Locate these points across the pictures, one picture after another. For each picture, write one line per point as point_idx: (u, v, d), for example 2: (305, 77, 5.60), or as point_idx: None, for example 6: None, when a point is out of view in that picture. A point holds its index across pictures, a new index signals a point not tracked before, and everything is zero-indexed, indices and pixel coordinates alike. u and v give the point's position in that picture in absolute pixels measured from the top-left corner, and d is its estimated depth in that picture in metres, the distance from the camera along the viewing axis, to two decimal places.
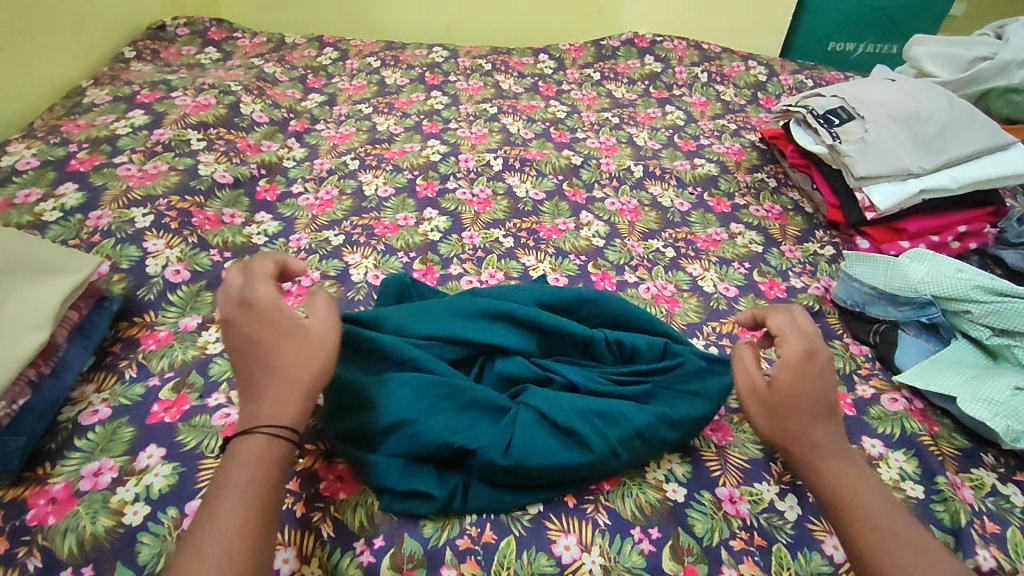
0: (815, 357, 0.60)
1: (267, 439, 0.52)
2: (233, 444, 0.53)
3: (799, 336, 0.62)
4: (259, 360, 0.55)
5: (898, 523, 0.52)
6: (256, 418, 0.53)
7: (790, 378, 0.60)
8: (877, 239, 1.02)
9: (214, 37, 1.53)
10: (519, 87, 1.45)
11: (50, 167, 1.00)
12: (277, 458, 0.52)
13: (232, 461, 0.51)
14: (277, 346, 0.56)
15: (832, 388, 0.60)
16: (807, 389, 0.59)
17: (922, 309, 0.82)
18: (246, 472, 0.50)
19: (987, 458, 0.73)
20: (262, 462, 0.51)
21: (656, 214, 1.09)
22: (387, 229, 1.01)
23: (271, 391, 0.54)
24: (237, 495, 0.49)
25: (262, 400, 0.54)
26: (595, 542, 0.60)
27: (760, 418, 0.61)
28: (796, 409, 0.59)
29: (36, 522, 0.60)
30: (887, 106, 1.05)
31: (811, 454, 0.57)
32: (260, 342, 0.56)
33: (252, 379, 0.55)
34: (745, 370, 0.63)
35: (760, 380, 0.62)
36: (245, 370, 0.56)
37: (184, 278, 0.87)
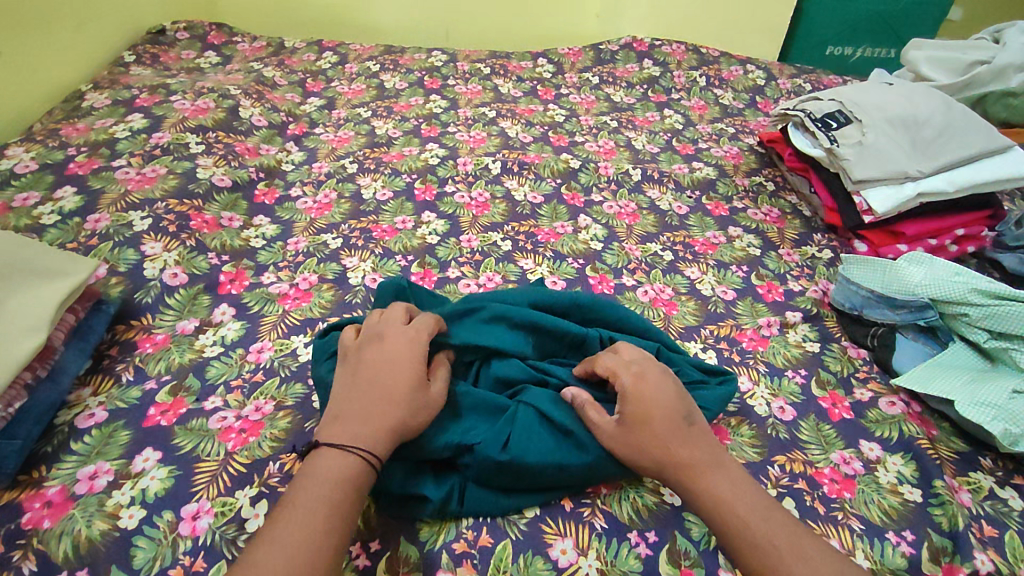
0: (647, 378, 0.60)
1: (361, 462, 0.53)
2: (326, 452, 0.53)
3: (625, 367, 0.62)
4: (378, 387, 0.57)
5: (779, 533, 0.52)
6: (356, 438, 0.54)
7: (636, 410, 0.58)
8: (874, 242, 1.02)
9: (213, 41, 1.53)
10: (518, 91, 1.45)
11: (48, 170, 1.00)
12: (363, 486, 0.52)
13: (322, 473, 0.52)
14: (403, 382, 0.57)
15: (676, 403, 0.59)
16: (657, 414, 0.58)
17: (919, 312, 0.82)
18: (334, 489, 0.51)
19: (985, 461, 0.72)
20: (351, 483, 0.52)
21: (654, 217, 1.09)
22: (385, 232, 1.01)
23: (380, 419, 0.55)
24: (325, 512, 0.49)
25: (368, 422, 0.55)
26: (592, 546, 0.60)
27: (627, 457, 0.58)
28: (653, 437, 0.57)
29: (31, 526, 0.60)
30: (885, 110, 1.05)
31: (686, 478, 0.56)
32: (387, 372, 0.58)
33: (365, 401, 0.56)
34: (593, 411, 0.61)
35: (610, 421, 0.60)
36: (362, 391, 0.57)
37: (181, 280, 0.87)
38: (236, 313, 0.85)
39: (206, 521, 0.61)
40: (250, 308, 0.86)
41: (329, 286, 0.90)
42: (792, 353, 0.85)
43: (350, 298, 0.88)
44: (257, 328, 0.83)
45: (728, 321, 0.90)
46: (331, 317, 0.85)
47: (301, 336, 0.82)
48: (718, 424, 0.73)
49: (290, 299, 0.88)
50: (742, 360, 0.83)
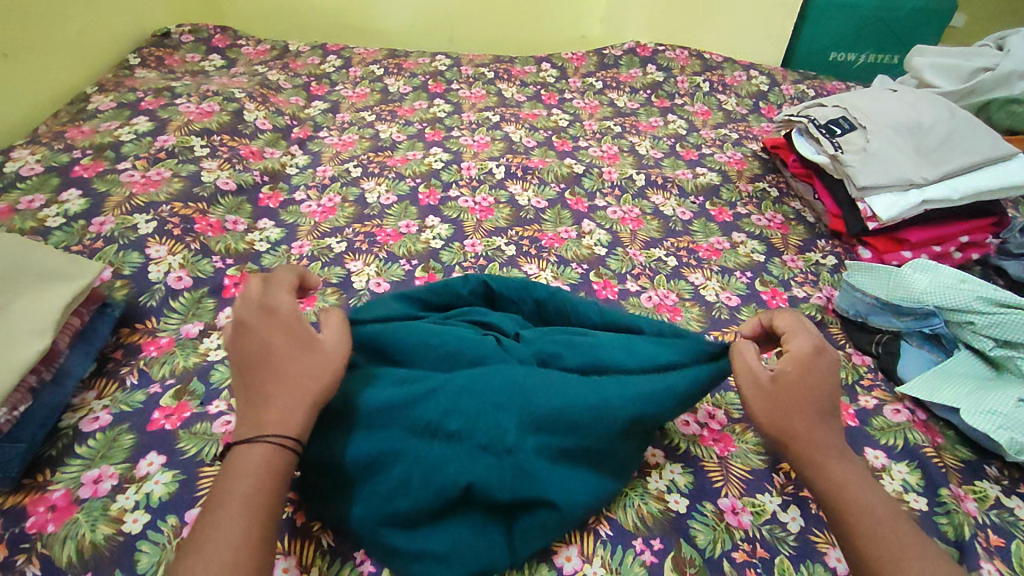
0: (823, 355, 0.59)
1: (273, 448, 0.50)
2: (236, 451, 0.50)
3: (806, 335, 0.61)
4: (265, 368, 0.54)
5: (903, 528, 0.51)
6: (262, 425, 0.51)
7: (795, 374, 0.58)
8: (879, 248, 1.01)
9: (218, 45, 1.54)
10: (522, 96, 1.45)
11: (54, 173, 1.00)
12: (283, 468, 0.50)
13: (235, 469, 0.49)
14: (293, 354, 0.55)
15: (836, 387, 0.58)
16: (813, 386, 0.57)
17: (925, 319, 0.82)
18: (248, 481, 0.48)
19: (990, 470, 0.72)
20: (265, 470, 0.49)
21: (658, 223, 1.09)
22: (388, 236, 1.01)
23: (281, 398, 0.52)
24: (241, 506, 0.47)
25: (269, 407, 0.52)
26: (597, 553, 0.60)
27: (763, 414, 0.57)
28: (799, 401, 0.57)
29: (35, 530, 0.59)
30: (889, 117, 1.05)
31: (812, 452, 0.55)
32: (271, 352, 0.55)
33: (260, 389, 0.53)
34: (746, 362, 0.60)
35: (763, 373, 0.59)
36: (252, 380, 0.54)
37: (186, 284, 0.88)
38: None
39: None
40: None
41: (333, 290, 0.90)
42: None
43: (354, 302, 0.88)
44: None
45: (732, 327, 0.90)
46: None
47: None
48: (722, 431, 0.73)
49: None
50: None
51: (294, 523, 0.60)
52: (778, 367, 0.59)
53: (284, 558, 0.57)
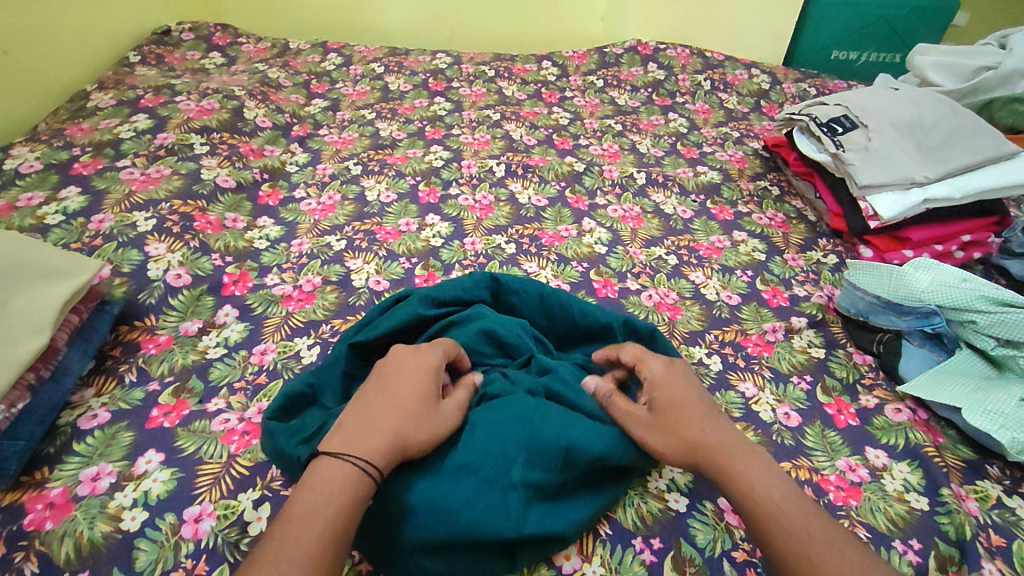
0: (674, 370, 0.63)
1: (360, 472, 0.50)
2: (323, 464, 0.50)
3: (656, 357, 0.65)
4: (382, 399, 0.56)
5: (814, 522, 0.50)
6: (354, 447, 0.51)
7: (665, 397, 0.60)
8: (880, 247, 1.01)
9: (218, 42, 1.54)
10: (522, 94, 1.45)
11: (53, 171, 1.00)
12: (363, 495, 0.49)
13: (321, 483, 0.48)
14: (407, 398, 0.56)
15: (704, 395, 0.62)
16: (684, 400, 0.60)
17: (927, 318, 0.82)
18: (333, 498, 0.48)
19: (991, 470, 0.72)
20: (347, 493, 0.48)
21: (659, 221, 1.09)
22: (388, 234, 1.01)
23: (381, 430, 0.53)
24: (324, 525, 0.46)
25: (367, 431, 0.52)
26: (596, 553, 0.60)
27: (661, 446, 0.58)
28: (679, 418, 0.59)
29: (33, 527, 0.59)
30: (891, 116, 1.05)
31: (719, 456, 0.55)
32: (395, 388, 0.57)
33: (367, 415, 0.54)
34: (621, 403, 0.62)
35: (639, 408, 0.61)
36: (365, 405, 0.56)
37: (185, 282, 0.87)
38: (240, 314, 0.85)
39: (208, 524, 0.60)
40: (253, 309, 0.86)
41: (332, 288, 0.90)
42: (797, 358, 0.85)
43: (354, 300, 0.88)
44: (260, 329, 0.83)
45: (733, 326, 0.89)
46: (334, 319, 0.85)
47: (305, 338, 0.82)
48: None
49: (293, 300, 0.88)
50: (747, 366, 0.83)
51: None
52: (648, 396, 0.62)
53: None
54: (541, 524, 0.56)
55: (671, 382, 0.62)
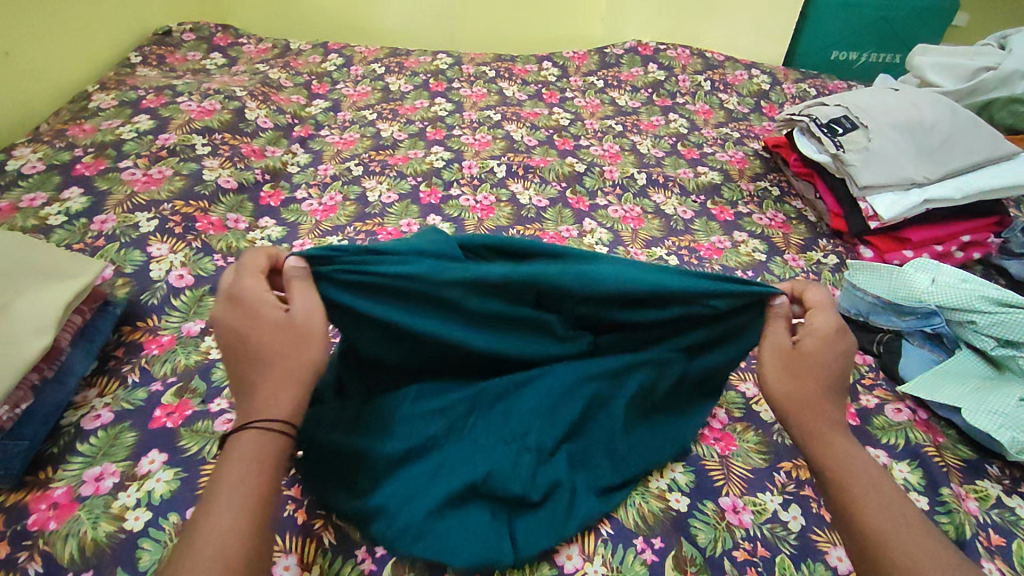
0: (846, 334, 0.60)
1: (258, 434, 0.50)
2: (226, 443, 0.51)
3: (831, 311, 0.61)
4: (248, 357, 0.54)
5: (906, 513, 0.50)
6: (249, 415, 0.52)
7: (822, 349, 0.58)
8: (880, 247, 1.01)
9: (219, 43, 1.54)
10: (523, 94, 1.45)
11: (55, 171, 1.00)
12: (267, 451, 0.50)
13: (223, 459, 0.49)
14: (272, 342, 0.54)
15: (848, 368, 0.59)
16: (829, 364, 0.58)
17: (926, 318, 0.82)
18: (234, 468, 0.48)
19: (991, 469, 0.72)
20: (251, 456, 0.49)
21: (660, 222, 1.09)
22: (390, 235, 1.01)
23: (269, 388, 0.52)
24: (227, 494, 0.47)
25: (255, 399, 0.52)
26: (598, 552, 0.60)
27: (782, 386, 0.58)
28: (816, 377, 0.57)
29: (38, 527, 0.60)
30: (891, 116, 1.05)
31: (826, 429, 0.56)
32: (253, 341, 0.54)
33: (248, 378, 0.53)
34: (774, 336, 0.61)
35: (788, 342, 0.60)
36: (239, 370, 0.54)
37: (187, 282, 0.88)
38: None
39: None
40: None
41: None
42: None
43: None
44: None
45: None
46: None
47: None
48: (723, 430, 0.73)
49: None
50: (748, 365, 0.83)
51: (295, 522, 0.60)
52: (802, 339, 0.59)
53: (285, 556, 0.57)
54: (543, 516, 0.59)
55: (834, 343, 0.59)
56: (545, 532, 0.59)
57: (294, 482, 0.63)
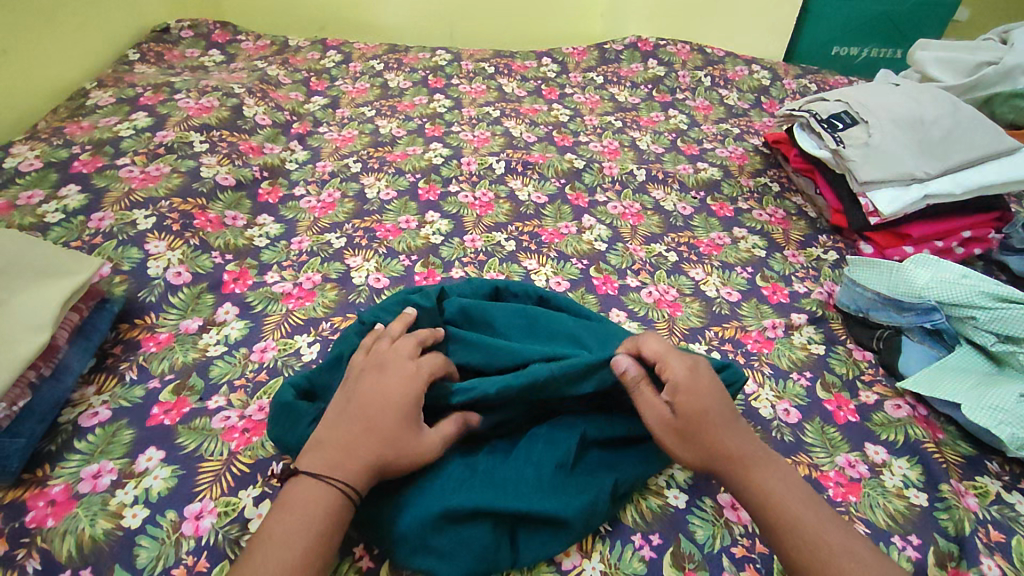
0: (699, 370, 0.61)
1: (338, 496, 0.52)
2: (302, 486, 0.52)
3: (677, 357, 0.61)
4: (363, 413, 0.56)
5: (835, 536, 0.51)
6: (333, 468, 0.53)
7: (692, 401, 0.58)
8: (880, 243, 1.01)
9: (217, 40, 1.53)
10: (522, 90, 1.45)
11: (53, 169, 1.00)
12: (338, 518, 0.51)
13: (300, 506, 0.51)
14: (392, 419, 0.56)
15: (725, 397, 0.60)
16: (706, 408, 0.58)
17: (927, 314, 0.82)
18: (310, 523, 0.50)
19: (991, 465, 0.72)
20: (327, 516, 0.51)
21: (659, 218, 1.09)
22: (388, 232, 1.01)
23: (360, 452, 0.54)
24: (300, 549, 0.48)
25: (347, 454, 0.53)
26: (596, 549, 0.60)
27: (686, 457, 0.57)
28: (706, 427, 0.57)
29: (35, 524, 0.60)
30: (892, 111, 1.04)
31: (742, 472, 0.55)
32: (375, 399, 0.57)
33: (348, 429, 0.55)
34: (646, 404, 0.59)
35: (663, 408, 0.59)
36: (349, 414, 0.56)
37: (185, 280, 0.87)
38: (240, 312, 0.85)
39: (209, 521, 0.61)
40: (253, 307, 0.86)
41: (332, 286, 0.90)
42: (797, 354, 0.85)
43: (354, 298, 0.88)
44: (261, 327, 0.83)
45: (733, 322, 0.89)
46: (334, 316, 0.85)
47: (305, 336, 0.82)
48: None
49: (293, 297, 0.88)
50: (747, 362, 0.82)
51: None
52: (672, 397, 0.59)
53: None
54: (543, 536, 0.58)
55: (698, 386, 0.59)
56: (545, 542, 0.58)
57: None
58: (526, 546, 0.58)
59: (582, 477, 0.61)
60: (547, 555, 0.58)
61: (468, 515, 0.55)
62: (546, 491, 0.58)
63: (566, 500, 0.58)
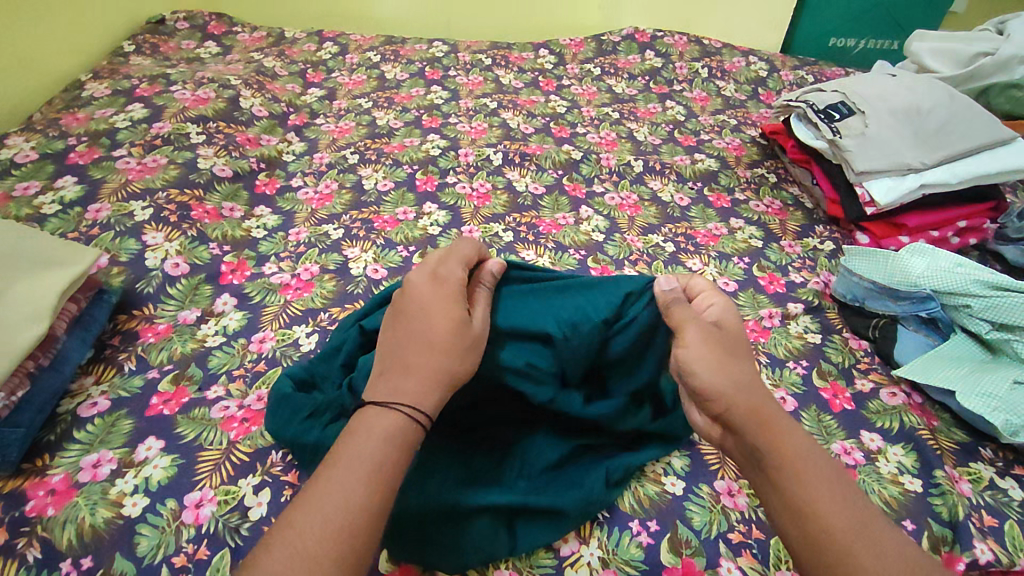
0: None
1: (402, 418, 0.49)
2: (367, 414, 0.50)
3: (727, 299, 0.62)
4: (411, 334, 0.54)
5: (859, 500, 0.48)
6: (399, 393, 0.51)
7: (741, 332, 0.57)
8: (876, 234, 1.02)
9: (213, 32, 1.52)
10: (519, 82, 1.45)
11: (49, 160, 1.00)
12: (410, 443, 0.49)
13: (363, 432, 0.48)
14: (444, 326, 0.54)
15: None
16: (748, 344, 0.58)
17: (922, 303, 0.82)
18: (371, 450, 0.47)
19: (985, 452, 0.73)
20: (389, 440, 0.48)
21: (656, 209, 1.09)
22: (386, 223, 1.01)
23: (420, 366, 0.52)
24: (364, 472, 0.45)
25: (407, 375, 0.52)
26: (594, 535, 0.61)
27: (709, 372, 0.53)
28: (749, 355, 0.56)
29: (35, 513, 0.60)
30: (888, 103, 1.05)
31: (777, 410, 0.53)
32: (426, 312, 0.55)
33: (404, 352, 0.53)
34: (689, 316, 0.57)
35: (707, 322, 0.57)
36: (402, 336, 0.55)
37: (183, 270, 0.87)
38: (238, 303, 0.85)
39: (209, 509, 0.61)
40: (252, 298, 0.86)
41: (330, 277, 0.90)
42: (793, 344, 0.85)
43: (352, 288, 0.89)
44: (259, 318, 0.83)
45: None
46: (332, 307, 0.85)
47: (303, 327, 0.82)
48: None
49: (291, 288, 0.88)
50: None
51: None
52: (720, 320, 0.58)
53: None
54: (541, 524, 0.59)
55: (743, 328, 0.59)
56: (543, 532, 0.58)
57: (291, 468, 0.65)
58: (523, 537, 0.58)
59: (574, 470, 0.62)
60: (544, 543, 0.58)
61: (467, 511, 0.56)
62: (540, 485, 0.60)
63: (562, 492, 0.59)
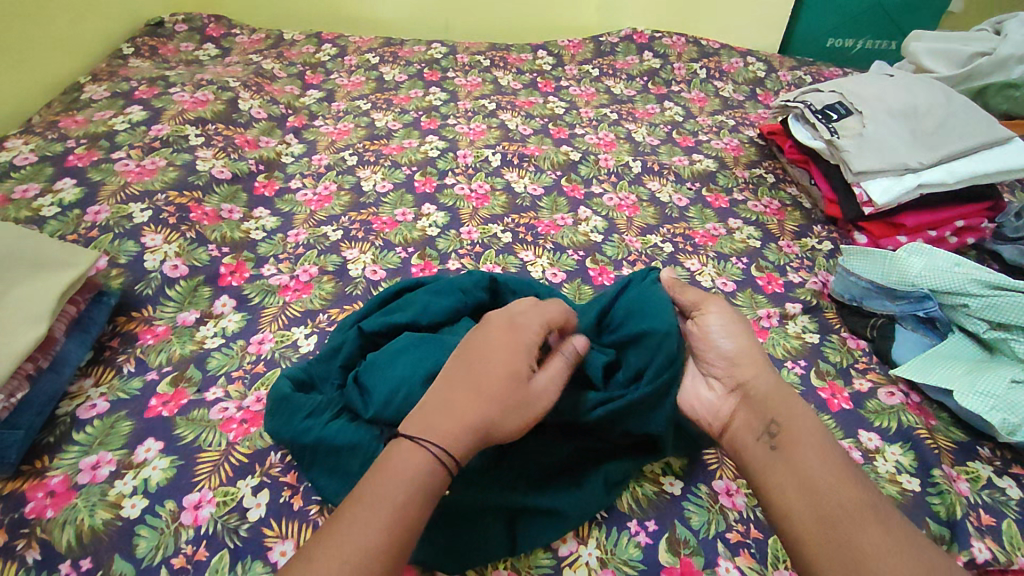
0: None
1: (432, 460, 0.47)
2: (397, 450, 0.47)
3: None
4: (468, 376, 0.52)
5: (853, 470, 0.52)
6: (434, 432, 0.48)
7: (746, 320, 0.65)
8: (874, 234, 1.02)
9: (212, 34, 1.53)
10: (518, 83, 1.45)
11: (48, 163, 1.00)
12: (433, 491, 0.46)
13: (391, 470, 0.46)
14: (499, 377, 0.51)
15: None
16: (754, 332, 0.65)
17: (920, 303, 0.83)
18: (397, 492, 0.45)
19: (983, 450, 0.73)
20: (417, 484, 0.45)
21: (654, 209, 1.09)
22: (385, 224, 1.01)
23: (464, 413, 0.49)
24: (387, 515, 0.43)
25: (446, 416, 0.49)
26: (592, 535, 0.61)
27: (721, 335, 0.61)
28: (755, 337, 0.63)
29: (34, 515, 0.60)
30: (885, 103, 1.06)
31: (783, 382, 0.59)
32: (488, 356, 0.53)
33: (450, 391, 0.51)
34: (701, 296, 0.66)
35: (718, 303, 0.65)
36: (456, 369, 0.53)
37: (182, 272, 0.87)
38: (237, 305, 0.85)
39: (208, 511, 0.61)
40: (251, 300, 0.86)
41: (329, 278, 0.91)
42: (791, 343, 0.85)
43: (350, 290, 0.89)
44: (257, 320, 0.83)
45: None
46: (331, 309, 0.85)
47: (302, 328, 0.82)
48: None
49: (290, 290, 0.88)
50: None
51: (291, 507, 0.62)
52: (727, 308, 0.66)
53: (282, 542, 0.59)
54: (541, 524, 0.59)
55: None
56: (544, 532, 0.59)
57: (290, 469, 0.65)
58: (524, 537, 0.58)
59: (573, 470, 0.62)
60: (544, 543, 0.59)
61: (467, 512, 0.56)
62: (540, 486, 0.60)
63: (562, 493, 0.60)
